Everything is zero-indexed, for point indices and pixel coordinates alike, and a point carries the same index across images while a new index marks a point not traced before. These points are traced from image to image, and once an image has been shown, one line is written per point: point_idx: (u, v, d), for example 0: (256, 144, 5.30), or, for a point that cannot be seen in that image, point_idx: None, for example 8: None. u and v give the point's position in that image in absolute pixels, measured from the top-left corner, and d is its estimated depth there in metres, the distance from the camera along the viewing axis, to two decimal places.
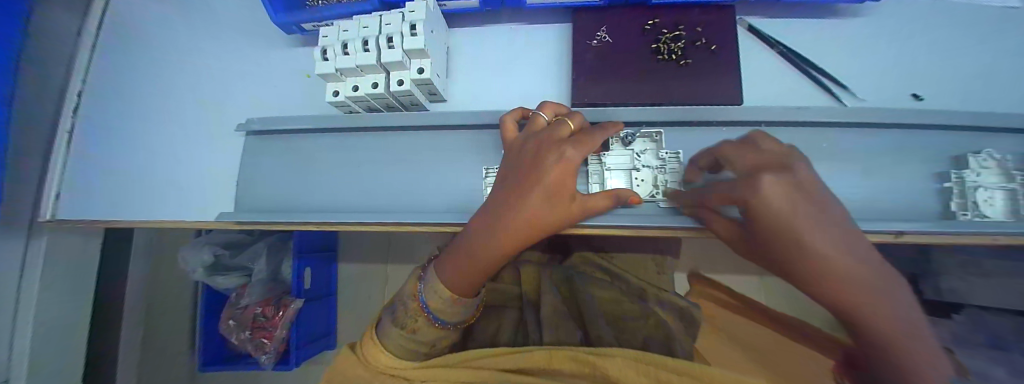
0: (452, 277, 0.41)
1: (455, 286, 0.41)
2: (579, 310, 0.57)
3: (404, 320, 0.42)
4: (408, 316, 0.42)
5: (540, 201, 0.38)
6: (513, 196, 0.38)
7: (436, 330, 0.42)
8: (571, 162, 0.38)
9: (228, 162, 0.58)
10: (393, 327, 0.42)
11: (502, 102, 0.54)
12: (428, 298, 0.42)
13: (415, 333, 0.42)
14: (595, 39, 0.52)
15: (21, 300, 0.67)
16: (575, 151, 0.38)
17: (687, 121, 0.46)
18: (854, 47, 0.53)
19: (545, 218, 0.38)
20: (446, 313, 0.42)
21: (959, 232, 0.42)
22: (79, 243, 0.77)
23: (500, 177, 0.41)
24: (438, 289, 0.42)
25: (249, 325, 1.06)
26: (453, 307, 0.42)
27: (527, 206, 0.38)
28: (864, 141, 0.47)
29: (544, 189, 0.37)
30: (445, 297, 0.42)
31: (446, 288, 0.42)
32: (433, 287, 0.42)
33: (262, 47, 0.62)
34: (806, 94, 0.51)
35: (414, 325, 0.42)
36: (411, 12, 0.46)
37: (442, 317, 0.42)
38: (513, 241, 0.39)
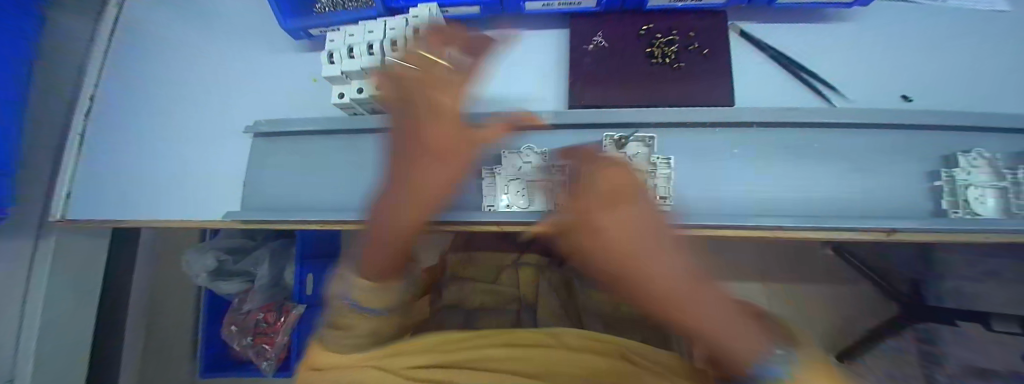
0: (373, 261, 0.42)
1: (374, 269, 0.42)
2: (578, 314, 0.64)
3: (335, 320, 0.45)
4: (338, 314, 0.45)
5: (435, 153, 0.38)
6: (422, 156, 0.38)
7: (361, 319, 0.44)
8: (448, 111, 0.38)
9: (235, 163, 0.59)
10: (330, 329, 0.46)
11: (502, 104, 0.55)
12: (348, 293, 0.44)
13: (348, 328, 0.45)
14: (591, 43, 0.54)
15: (29, 299, 0.69)
16: (448, 100, 0.39)
17: (682, 121, 0.48)
18: (843, 51, 0.55)
19: (455, 169, 0.40)
20: (365, 301, 0.43)
21: (951, 229, 0.43)
22: (84, 244, 0.79)
23: (393, 126, 0.40)
24: (358, 282, 0.43)
25: (250, 330, 1.07)
26: (376, 293, 0.43)
27: (429, 156, 0.38)
28: (855, 141, 0.48)
29: (435, 140, 0.38)
30: (365, 287, 0.43)
31: (363, 279, 0.43)
32: (349, 282, 0.44)
33: (269, 52, 0.64)
34: (799, 96, 0.52)
35: (346, 323, 0.45)
36: (415, 18, 0.48)
37: (366, 306, 0.44)
38: (415, 196, 0.39)
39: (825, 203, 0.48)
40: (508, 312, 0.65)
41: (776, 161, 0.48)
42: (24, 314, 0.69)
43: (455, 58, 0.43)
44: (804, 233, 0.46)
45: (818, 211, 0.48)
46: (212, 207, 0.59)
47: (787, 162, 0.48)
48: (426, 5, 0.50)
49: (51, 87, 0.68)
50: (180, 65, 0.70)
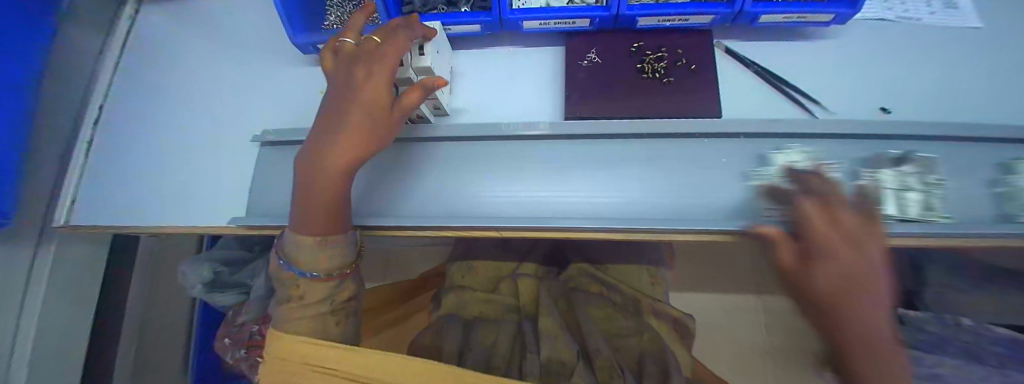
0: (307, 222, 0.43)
1: (313, 230, 0.43)
2: (577, 324, 0.59)
3: (288, 293, 0.45)
4: (290, 287, 0.45)
5: (363, 125, 0.39)
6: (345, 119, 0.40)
7: (317, 284, 0.44)
8: (380, 80, 0.39)
9: (240, 171, 0.61)
10: (282, 305, 0.45)
11: (501, 116, 0.57)
12: (296, 257, 0.44)
13: (302, 300, 0.44)
14: (585, 59, 0.57)
15: (25, 305, 0.70)
16: (380, 70, 0.40)
17: (672, 132, 0.50)
18: (823, 67, 0.58)
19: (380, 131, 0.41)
20: (313, 263, 0.44)
21: (932, 234, 0.44)
22: (84, 251, 0.80)
23: (328, 99, 0.43)
24: (299, 242, 0.44)
25: (245, 343, 1.04)
26: (320, 252, 0.44)
27: (351, 127, 0.39)
28: (838, 151, 0.51)
29: (360, 111, 0.39)
30: (308, 246, 0.44)
31: (306, 236, 0.43)
32: (293, 243, 0.44)
33: (279, 67, 0.67)
34: (783, 108, 0.55)
35: (300, 293, 0.44)
36: None
37: (314, 270, 0.44)
38: (339, 166, 0.41)
39: None
40: (507, 322, 0.62)
41: (763, 171, 0.50)
42: (21, 320, 0.69)
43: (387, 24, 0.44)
44: None
45: None
46: (214, 214, 0.60)
47: (775, 170, 0.50)
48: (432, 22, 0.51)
49: (62, 97, 0.70)
50: (189, 77, 0.73)
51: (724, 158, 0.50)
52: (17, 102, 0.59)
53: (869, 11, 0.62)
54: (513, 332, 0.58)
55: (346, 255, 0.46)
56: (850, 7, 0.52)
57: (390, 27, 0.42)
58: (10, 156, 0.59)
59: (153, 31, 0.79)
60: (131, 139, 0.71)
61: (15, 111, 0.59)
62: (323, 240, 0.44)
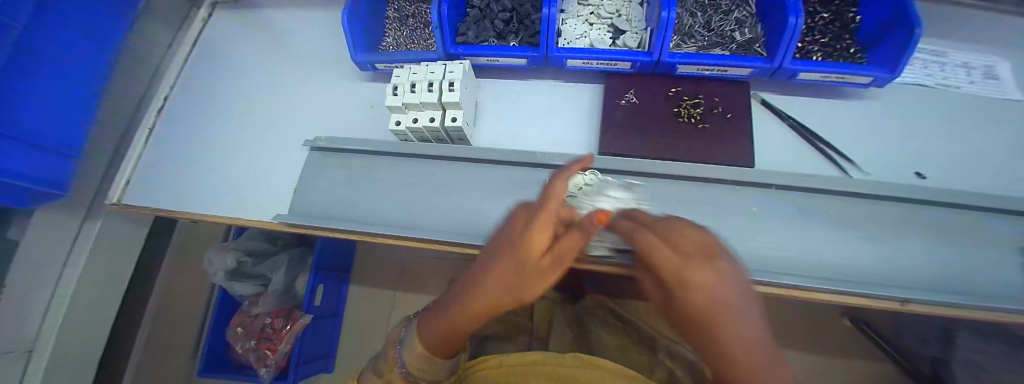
0: (425, 333, 0.42)
1: (428, 341, 0.42)
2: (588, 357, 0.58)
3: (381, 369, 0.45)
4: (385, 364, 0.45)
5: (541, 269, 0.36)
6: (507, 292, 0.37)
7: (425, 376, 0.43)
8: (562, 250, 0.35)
9: (290, 173, 0.65)
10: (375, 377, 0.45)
11: (537, 144, 0.60)
12: (405, 354, 0.43)
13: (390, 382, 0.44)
14: (623, 99, 0.59)
15: (64, 274, 0.74)
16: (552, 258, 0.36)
17: (704, 177, 0.52)
18: (859, 126, 0.59)
19: (526, 296, 0.37)
20: (422, 370, 0.43)
21: (958, 302, 0.45)
22: (126, 229, 0.85)
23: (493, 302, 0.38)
24: (414, 347, 0.43)
25: (256, 334, 1.09)
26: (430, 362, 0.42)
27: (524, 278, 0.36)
28: (869, 211, 0.51)
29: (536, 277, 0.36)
30: (420, 357, 0.42)
31: (419, 342, 0.42)
32: (411, 347, 0.43)
33: (335, 79, 0.73)
34: (816, 164, 0.56)
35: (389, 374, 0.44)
36: (452, 72, 0.54)
37: (418, 376, 0.43)
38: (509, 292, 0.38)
39: (845, 269, 0.49)
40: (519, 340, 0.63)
41: (796, 223, 0.50)
42: (59, 288, 0.73)
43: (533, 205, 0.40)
44: (820, 294, 0.48)
45: (837, 275, 0.49)
46: (259, 210, 0.63)
47: (809, 225, 0.50)
48: (462, 62, 0.56)
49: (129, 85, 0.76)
50: (251, 81, 0.78)
51: (755, 207, 0.51)
52: (84, 87, 0.66)
53: (909, 76, 0.63)
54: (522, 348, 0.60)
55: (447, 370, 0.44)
56: (889, 71, 0.53)
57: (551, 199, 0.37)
58: (70, 136, 0.66)
59: (222, 33, 0.86)
60: (187, 129, 0.76)
61: (83, 95, 0.67)
62: (434, 355, 0.42)
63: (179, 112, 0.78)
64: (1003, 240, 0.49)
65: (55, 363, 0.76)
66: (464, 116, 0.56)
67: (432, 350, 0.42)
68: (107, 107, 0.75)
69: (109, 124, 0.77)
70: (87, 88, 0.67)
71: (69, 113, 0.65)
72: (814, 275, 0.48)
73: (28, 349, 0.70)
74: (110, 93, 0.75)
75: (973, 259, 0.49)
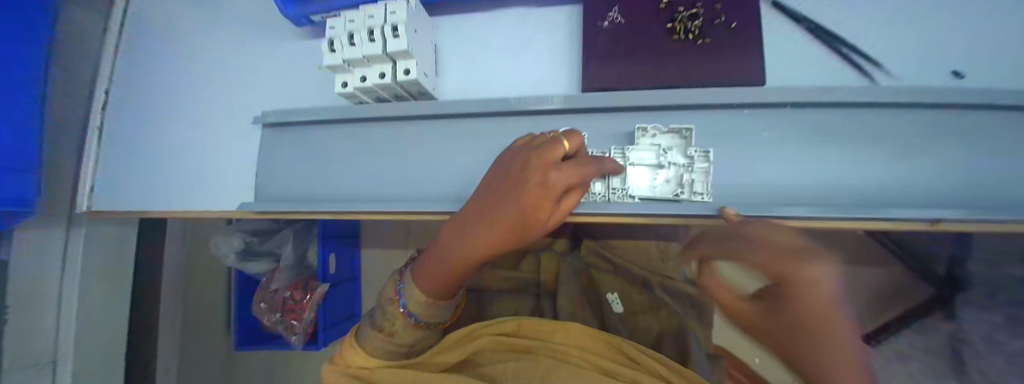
0: (424, 284, 0.48)
1: (427, 289, 0.49)
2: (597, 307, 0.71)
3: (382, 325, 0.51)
4: (385, 321, 0.51)
5: (502, 230, 0.41)
6: (466, 228, 0.43)
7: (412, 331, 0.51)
8: (548, 192, 0.38)
9: (247, 157, 0.59)
10: (374, 332, 0.51)
11: (509, 90, 0.53)
12: (405, 296, 0.50)
13: (392, 335, 0.51)
14: (606, 20, 0.49)
15: (65, 286, 0.73)
16: (541, 194, 0.38)
17: (704, 104, 0.45)
18: (896, 17, 0.49)
19: (499, 238, 0.42)
20: (425, 315, 0.50)
21: (1002, 218, 0.40)
22: (116, 236, 0.82)
23: (479, 187, 0.42)
24: (416, 295, 0.49)
25: (279, 308, 1.12)
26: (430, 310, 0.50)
27: (489, 227, 0.41)
28: (895, 123, 0.44)
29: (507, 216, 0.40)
30: (421, 301, 0.49)
31: (420, 293, 0.49)
32: (411, 294, 0.49)
33: (271, 40, 0.62)
34: (836, 74, 0.48)
35: (391, 330, 0.51)
36: (393, 13, 0.45)
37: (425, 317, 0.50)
38: (491, 233, 0.41)
39: (858, 193, 0.45)
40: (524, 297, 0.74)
41: (804, 146, 0.45)
42: (64, 301, 0.73)
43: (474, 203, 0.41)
44: (839, 222, 0.44)
45: (854, 200, 0.45)
46: (228, 199, 0.60)
47: (820, 147, 0.45)
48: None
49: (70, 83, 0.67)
50: (186, 59, 0.69)
51: (765, 132, 0.46)
52: (27, 96, 0.58)
53: None
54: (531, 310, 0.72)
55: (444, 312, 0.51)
56: None
57: (524, 165, 0.38)
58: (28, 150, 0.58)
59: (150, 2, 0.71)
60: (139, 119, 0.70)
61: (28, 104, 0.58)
62: (434, 300, 0.49)
63: (125, 107, 0.71)
64: None
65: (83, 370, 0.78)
66: (421, 67, 0.48)
67: (431, 296, 0.49)
68: (58, 118, 0.66)
69: (70, 131, 0.70)
70: (26, 95, 0.58)
71: (19, 126, 0.56)
72: (809, 204, 0.46)
73: (51, 360, 0.72)
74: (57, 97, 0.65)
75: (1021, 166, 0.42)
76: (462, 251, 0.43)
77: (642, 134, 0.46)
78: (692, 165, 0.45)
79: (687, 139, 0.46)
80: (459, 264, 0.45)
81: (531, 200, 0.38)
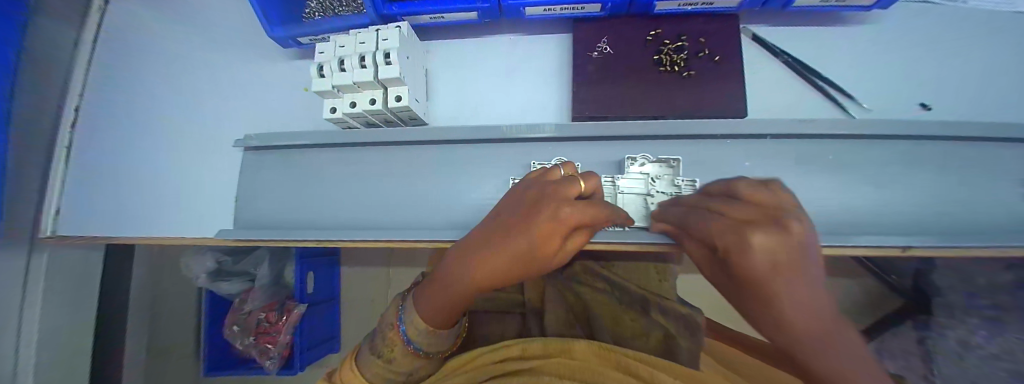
0: (425, 310, 0.45)
1: (430, 317, 0.45)
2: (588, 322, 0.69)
3: (381, 350, 0.46)
4: (385, 346, 0.46)
5: (508, 259, 0.39)
6: (475, 258, 0.41)
7: (410, 359, 0.46)
8: (563, 223, 0.36)
9: (227, 180, 0.57)
10: (371, 356, 0.47)
11: (501, 116, 0.53)
12: (406, 322, 0.46)
13: (390, 361, 0.46)
14: (595, 50, 0.50)
15: (26, 315, 0.64)
16: (552, 226, 0.36)
17: (691, 134, 0.46)
18: (857, 56, 0.53)
19: (507, 268, 0.40)
20: (424, 344, 0.46)
21: (966, 245, 0.42)
22: (81, 260, 0.72)
23: (494, 214, 0.42)
24: (416, 321, 0.45)
25: (253, 330, 1.07)
26: (432, 338, 0.46)
27: (497, 256, 0.39)
28: (864, 154, 0.47)
29: (517, 244, 0.38)
30: (422, 328, 0.45)
31: (422, 319, 0.45)
32: (411, 319, 0.46)
33: (254, 58, 0.61)
34: (811, 106, 0.50)
35: (390, 355, 0.46)
36: (385, 40, 0.44)
37: (426, 346, 0.46)
38: (496, 262, 0.40)
39: (835, 220, 0.47)
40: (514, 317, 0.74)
41: (784, 175, 0.47)
42: (23, 330, 0.64)
43: (488, 228, 0.41)
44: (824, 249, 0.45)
45: (833, 226, 0.47)
46: (203, 225, 0.57)
47: (800, 175, 0.47)
48: (399, 25, 0.46)
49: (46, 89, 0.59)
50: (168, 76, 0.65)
51: (749, 162, 0.47)
52: None
53: None
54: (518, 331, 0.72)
55: (446, 342, 0.48)
56: None
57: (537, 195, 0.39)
58: None
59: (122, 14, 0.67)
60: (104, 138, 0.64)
61: None
62: (435, 328, 0.45)
63: (99, 125, 0.64)
64: (1011, 170, 0.46)
65: None
66: (412, 93, 0.47)
67: (431, 324, 0.45)
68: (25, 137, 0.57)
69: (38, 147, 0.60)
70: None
71: None
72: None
73: None
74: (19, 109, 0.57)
75: (977, 196, 0.46)
76: (469, 279, 0.41)
77: (631, 163, 0.47)
78: (679, 193, 0.46)
79: (674, 169, 0.47)
80: (461, 295, 0.42)
81: (538, 232, 0.37)
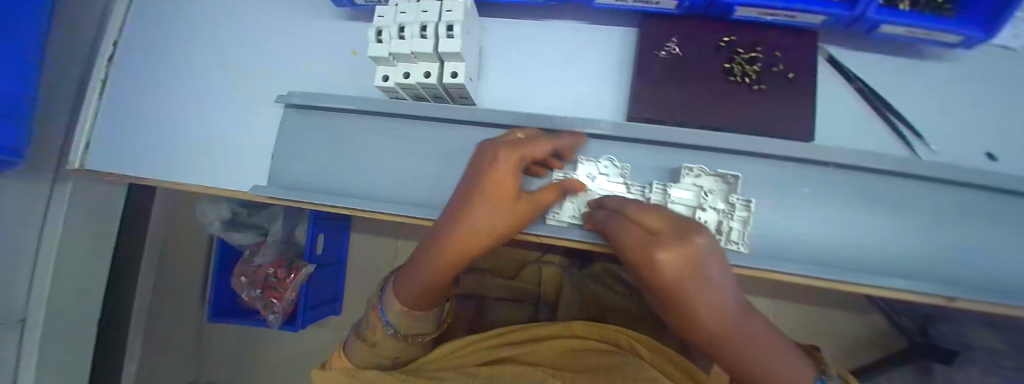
0: (402, 293, 0.48)
1: (407, 300, 0.48)
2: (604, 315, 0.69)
3: (365, 335, 0.49)
4: (369, 331, 0.50)
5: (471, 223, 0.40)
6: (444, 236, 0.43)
7: (393, 342, 0.49)
8: (503, 176, 0.38)
9: (261, 135, 0.56)
10: (359, 342, 0.50)
11: (553, 106, 0.51)
12: (387, 309, 0.49)
13: (375, 345, 0.49)
14: (663, 50, 0.48)
15: (44, 239, 0.64)
16: (496, 179, 0.38)
17: (752, 151, 0.44)
18: (933, 91, 0.50)
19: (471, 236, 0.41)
20: (403, 325, 0.48)
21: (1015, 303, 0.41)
22: (100, 192, 0.72)
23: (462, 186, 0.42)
24: (395, 306, 0.48)
25: (260, 284, 1.08)
26: (411, 320, 0.48)
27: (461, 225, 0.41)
28: (926, 196, 0.45)
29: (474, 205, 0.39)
30: (399, 310, 0.48)
31: (398, 302, 0.48)
32: (391, 305, 0.48)
33: (303, 12, 0.59)
34: (877, 139, 0.48)
35: (374, 340, 0.49)
36: (449, 11, 0.42)
37: (403, 330, 0.49)
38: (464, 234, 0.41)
39: (882, 259, 0.46)
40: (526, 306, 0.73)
41: (837, 206, 0.46)
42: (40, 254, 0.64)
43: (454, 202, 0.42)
44: (865, 288, 0.44)
45: (878, 265, 0.46)
46: (233, 178, 0.57)
47: (854, 208, 0.46)
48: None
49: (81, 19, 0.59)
50: (209, 19, 0.63)
51: (806, 187, 0.46)
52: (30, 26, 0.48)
53: None
54: (527, 315, 0.72)
55: (425, 327, 0.50)
56: (984, 31, 0.44)
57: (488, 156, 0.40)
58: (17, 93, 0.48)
59: None
60: (138, 75, 0.63)
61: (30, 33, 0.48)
62: (412, 311, 0.48)
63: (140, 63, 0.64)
64: None
65: (52, 332, 0.68)
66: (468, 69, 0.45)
67: (408, 307, 0.48)
68: None
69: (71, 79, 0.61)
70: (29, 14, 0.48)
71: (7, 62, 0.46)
72: (830, 264, 0.46)
73: (19, 319, 0.62)
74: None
75: None
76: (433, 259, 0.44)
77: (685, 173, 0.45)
78: (732, 211, 0.44)
79: (731, 185, 0.45)
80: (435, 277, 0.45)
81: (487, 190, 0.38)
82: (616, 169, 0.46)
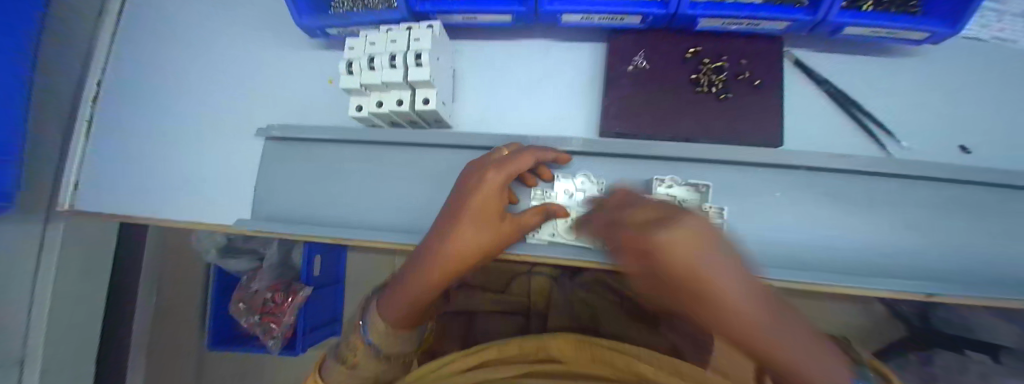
0: (387, 313, 0.42)
1: (390, 320, 0.42)
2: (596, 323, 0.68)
3: (344, 355, 0.44)
4: (349, 350, 0.44)
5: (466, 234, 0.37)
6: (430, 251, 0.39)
7: (375, 362, 0.44)
8: (492, 187, 0.37)
9: (245, 169, 0.57)
10: (336, 363, 0.44)
11: (527, 124, 0.51)
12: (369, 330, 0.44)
13: (355, 368, 0.43)
14: (631, 64, 0.49)
15: (39, 279, 0.63)
16: (487, 191, 0.36)
17: (723, 159, 0.45)
18: (901, 88, 0.50)
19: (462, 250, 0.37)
20: (386, 345, 0.43)
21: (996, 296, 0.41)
22: (95, 228, 0.72)
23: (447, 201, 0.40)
24: (377, 325, 0.43)
25: (257, 309, 1.07)
26: (394, 338, 0.43)
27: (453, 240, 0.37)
28: (898, 193, 0.46)
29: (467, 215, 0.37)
30: (383, 331, 0.43)
31: (381, 321, 0.43)
32: (374, 324, 0.43)
33: (279, 44, 0.60)
34: (848, 139, 0.49)
35: (354, 360, 0.43)
36: (416, 40, 0.43)
37: (385, 349, 0.44)
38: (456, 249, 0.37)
39: (863, 259, 0.46)
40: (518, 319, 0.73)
41: (813, 209, 0.46)
42: (36, 294, 0.63)
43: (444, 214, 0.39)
44: (851, 290, 0.44)
45: (859, 265, 0.46)
46: (219, 212, 0.57)
47: (829, 210, 0.46)
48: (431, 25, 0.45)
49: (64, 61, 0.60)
50: (191, 55, 0.64)
51: (778, 192, 0.46)
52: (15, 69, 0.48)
53: None
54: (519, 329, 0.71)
55: (407, 347, 0.45)
56: (950, 26, 0.44)
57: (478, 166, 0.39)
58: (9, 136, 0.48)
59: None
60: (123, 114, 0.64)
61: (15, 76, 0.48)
62: (396, 331, 0.43)
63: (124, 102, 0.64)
64: None
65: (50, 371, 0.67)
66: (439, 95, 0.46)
67: (394, 327, 0.43)
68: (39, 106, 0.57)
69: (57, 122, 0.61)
70: (13, 57, 0.48)
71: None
72: (812, 267, 0.46)
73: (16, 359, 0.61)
74: (47, 80, 0.58)
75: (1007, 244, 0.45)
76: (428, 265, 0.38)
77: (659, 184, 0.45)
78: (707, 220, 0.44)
79: (704, 194, 0.45)
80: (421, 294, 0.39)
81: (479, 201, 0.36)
82: (593, 185, 0.46)
